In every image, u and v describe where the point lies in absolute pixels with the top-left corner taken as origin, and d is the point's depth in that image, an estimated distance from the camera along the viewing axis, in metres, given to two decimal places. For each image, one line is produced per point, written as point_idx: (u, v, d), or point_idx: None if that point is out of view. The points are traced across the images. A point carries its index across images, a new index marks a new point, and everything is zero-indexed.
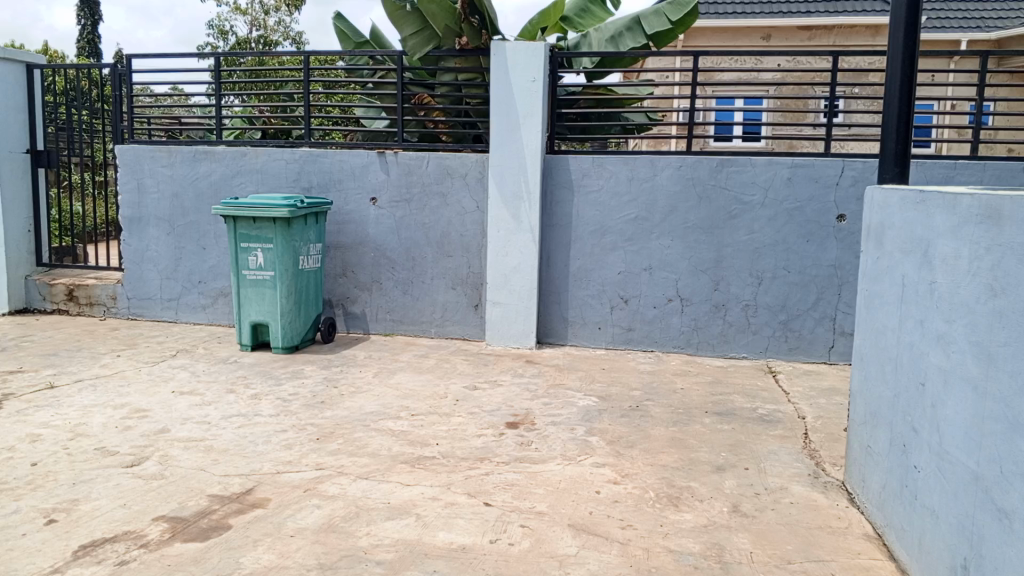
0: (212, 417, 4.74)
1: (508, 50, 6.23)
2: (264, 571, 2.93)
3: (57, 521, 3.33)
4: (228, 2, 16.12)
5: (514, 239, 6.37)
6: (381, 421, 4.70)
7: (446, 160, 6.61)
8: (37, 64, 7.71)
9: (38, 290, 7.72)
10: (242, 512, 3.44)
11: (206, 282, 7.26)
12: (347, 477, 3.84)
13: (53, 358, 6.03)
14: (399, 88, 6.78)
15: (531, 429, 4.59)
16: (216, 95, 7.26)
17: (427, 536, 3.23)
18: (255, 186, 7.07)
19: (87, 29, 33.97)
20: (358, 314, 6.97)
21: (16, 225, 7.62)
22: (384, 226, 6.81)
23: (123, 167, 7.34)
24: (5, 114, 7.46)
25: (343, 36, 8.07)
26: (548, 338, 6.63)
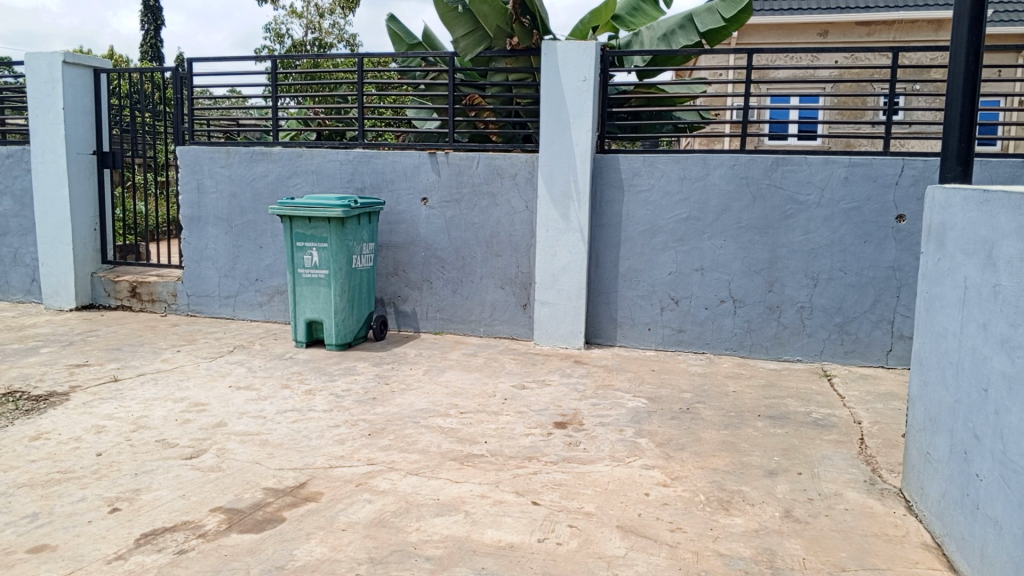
0: (267, 411, 4.85)
1: (559, 50, 6.22)
2: (317, 563, 2.99)
3: (120, 510, 3.45)
4: (284, 6, 16.46)
5: (564, 239, 6.36)
6: (431, 418, 4.75)
7: (496, 160, 6.63)
8: (104, 68, 7.99)
9: (102, 287, 8.00)
10: (295, 505, 3.51)
11: (262, 280, 7.42)
12: (397, 473, 3.89)
13: (117, 353, 6.25)
14: (451, 88, 6.82)
15: (579, 429, 4.59)
16: (273, 97, 7.42)
17: (476, 533, 3.25)
18: (310, 187, 7.20)
19: (150, 34, 35.06)
20: (409, 312, 7.05)
21: (82, 223, 7.91)
22: (435, 226, 6.87)
23: (184, 167, 7.56)
24: (74, 117, 7.75)
25: (397, 38, 8.19)
26: (596, 339, 6.61)
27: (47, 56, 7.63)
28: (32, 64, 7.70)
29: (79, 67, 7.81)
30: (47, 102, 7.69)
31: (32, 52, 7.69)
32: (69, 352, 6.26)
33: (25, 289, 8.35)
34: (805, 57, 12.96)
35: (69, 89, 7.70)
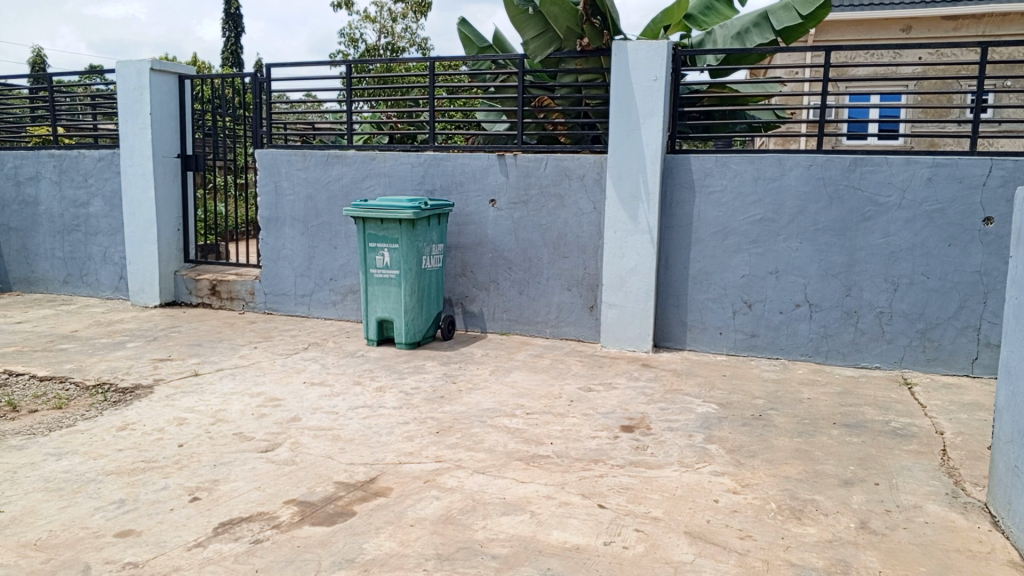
0: (339, 407, 4.97)
1: (630, 50, 6.18)
2: (385, 557, 3.05)
3: (200, 499, 3.59)
4: (358, 11, 16.78)
5: (633, 240, 6.31)
6: (497, 418, 4.78)
7: (564, 161, 6.63)
8: (188, 75, 8.32)
9: (185, 285, 8.33)
10: (365, 499, 3.58)
11: (336, 280, 7.60)
12: (464, 470, 3.93)
13: (198, 348, 6.50)
14: (519, 90, 6.84)
15: (646, 433, 4.54)
16: (347, 101, 7.60)
17: (542, 533, 3.25)
18: (382, 190, 7.33)
19: (231, 41, 36.31)
20: (476, 312, 7.12)
21: (166, 224, 8.25)
22: (503, 227, 6.91)
23: (262, 170, 7.81)
24: (160, 122, 8.10)
25: (468, 41, 8.27)
26: (666, 342, 6.54)
27: (136, 63, 8.00)
28: (122, 72, 8.08)
29: (165, 73, 8.16)
30: (136, 108, 8.05)
31: (123, 60, 8.06)
32: (154, 347, 6.53)
33: (114, 286, 8.77)
34: (886, 54, 12.54)
35: (156, 95, 8.04)
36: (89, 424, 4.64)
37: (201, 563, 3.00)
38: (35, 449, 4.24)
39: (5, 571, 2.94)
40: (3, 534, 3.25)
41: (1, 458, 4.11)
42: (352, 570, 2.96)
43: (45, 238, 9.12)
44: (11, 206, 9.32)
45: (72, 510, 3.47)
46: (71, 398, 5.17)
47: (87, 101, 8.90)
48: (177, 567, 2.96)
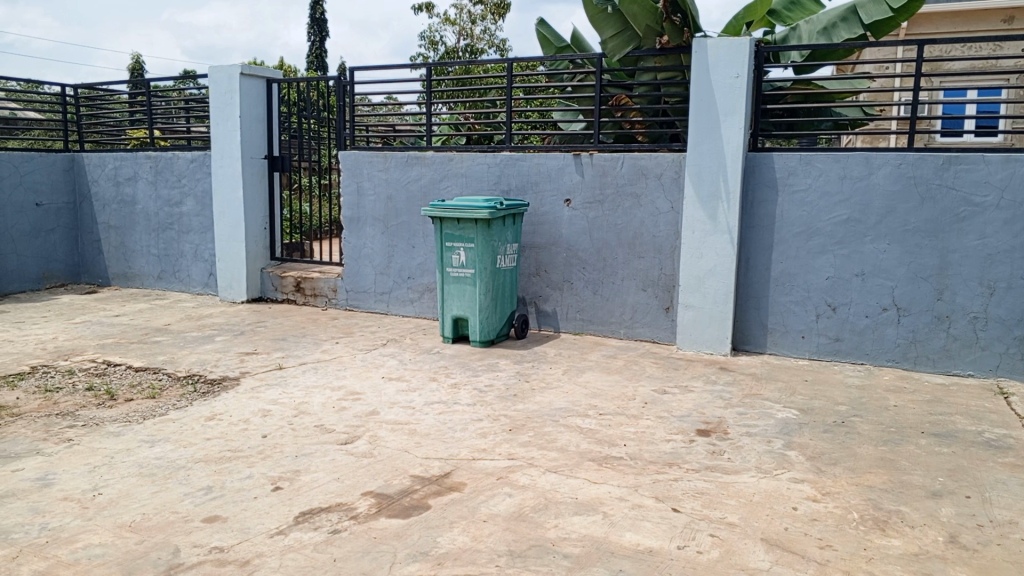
0: (415, 402, 5.06)
1: (710, 47, 6.08)
2: (459, 552, 3.09)
3: (282, 488, 3.72)
4: (438, 14, 17.03)
5: (712, 241, 6.20)
6: (569, 418, 4.78)
7: (641, 160, 6.56)
8: (275, 79, 8.62)
9: (271, 281, 8.63)
10: (439, 494, 3.64)
11: (413, 279, 7.73)
12: (536, 469, 3.95)
13: (282, 343, 6.73)
14: (597, 89, 6.79)
15: (723, 437, 4.46)
16: (426, 102, 7.73)
17: (614, 535, 3.24)
18: (459, 190, 7.42)
19: (315, 46, 37.37)
20: (550, 312, 7.13)
21: (254, 223, 8.56)
22: (577, 227, 6.90)
23: (345, 171, 8.03)
24: (249, 124, 8.41)
25: (546, 41, 8.29)
26: (745, 345, 6.41)
27: (227, 68, 8.32)
28: (214, 77, 8.41)
29: (254, 77, 8.46)
30: (226, 111, 8.38)
31: (215, 65, 8.39)
32: (241, 341, 6.80)
33: (204, 282, 9.15)
34: (984, 47, 11.93)
35: (245, 99, 8.36)
36: (181, 414, 4.86)
37: (283, 550, 3.11)
38: (131, 436, 4.48)
39: (104, 550, 3.12)
40: (102, 515, 3.44)
41: (101, 444, 4.35)
42: (427, 562, 3.01)
43: (142, 236, 9.60)
44: (111, 205, 9.85)
45: (164, 494, 3.65)
46: (164, 388, 5.43)
47: (181, 105, 9.30)
48: (261, 553, 3.08)
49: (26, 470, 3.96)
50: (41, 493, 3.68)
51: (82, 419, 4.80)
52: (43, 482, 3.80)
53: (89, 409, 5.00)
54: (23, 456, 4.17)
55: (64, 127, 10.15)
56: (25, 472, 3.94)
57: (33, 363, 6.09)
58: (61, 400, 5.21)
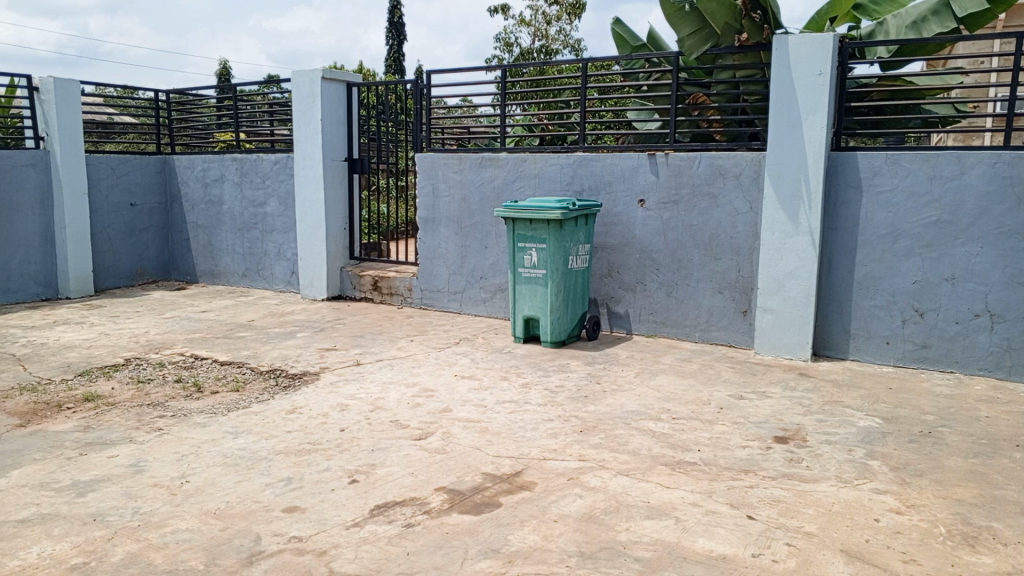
0: (487, 401, 5.10)
1: (792, 44, 5.92)
2: (529, 550, 3.11)
3: (358, 481, 3.81)
4: (514, 15, 17.15)
5: (792, 242, 6.04)
6: (642, 421, 4.73)
7: (718, 160, 6.44)
8: (354, 82, 8.83)
9: (349, 280, 8.85)
10: (510, 492, 3.67)
11: (486, 278, 7.80)
12: (608, 471, 3.93)
13: (360, 340, 6.89)
14: (673, 89, 6.69)
15: (802, 445, 4.34)
16: (501, 104, 7.77)
17: (687, 540, 3.19)
18: (532, 191, 7.45)
19: (394, 50, 38.14)
20: (622, 314, 7.09)
21: (334, 223, 8.79)
22: (651, 228, 6.83)
23: (422, 173, 8.15)
24: (330, 127, 8.64)
25: (621, 40, 8.23)
26: (826, 351, 6.23)
27: (309, 73, 8.56)
28: (297, 81, 8.67)
29: (335, 81, 8.69)
30: (308, 114, 8.63)
31: (298, 70, 8.65)
32: (320, 338, 6.99)
33: (286, 280, 9.46)
34: None
35: (326, 102, 8.60)
36: (263, 406, 5.04)
37: (358, 541, 3.19)
38: (216, 427, 4.67)
39: (190, 535, 3.26)
40: (189, 502, 3.60)
41: (189, 434, 4.55)
42: (497, 559, 3.04)
43: (228, 236, 9.98)
44: (199, 206, 10.27)
45: (246, 484, 3.80)
46: (247, 382, 5.64)
47: (265, 109, 9.63)
48: (337, 544, 3.16)
49: (120, 457, 4.17)
50: (134, 479, 3.87)
51: (171, 410, 5.02)
52: (135, 469, 4.00)
53: (178, 400, 5.24)
54: (118, 444, 4.40)
55: (157, 131, 10.64)
56: (120, 458, 4.16)
57: (127, 355, 6.41)
58: (152, 390, 5.47)
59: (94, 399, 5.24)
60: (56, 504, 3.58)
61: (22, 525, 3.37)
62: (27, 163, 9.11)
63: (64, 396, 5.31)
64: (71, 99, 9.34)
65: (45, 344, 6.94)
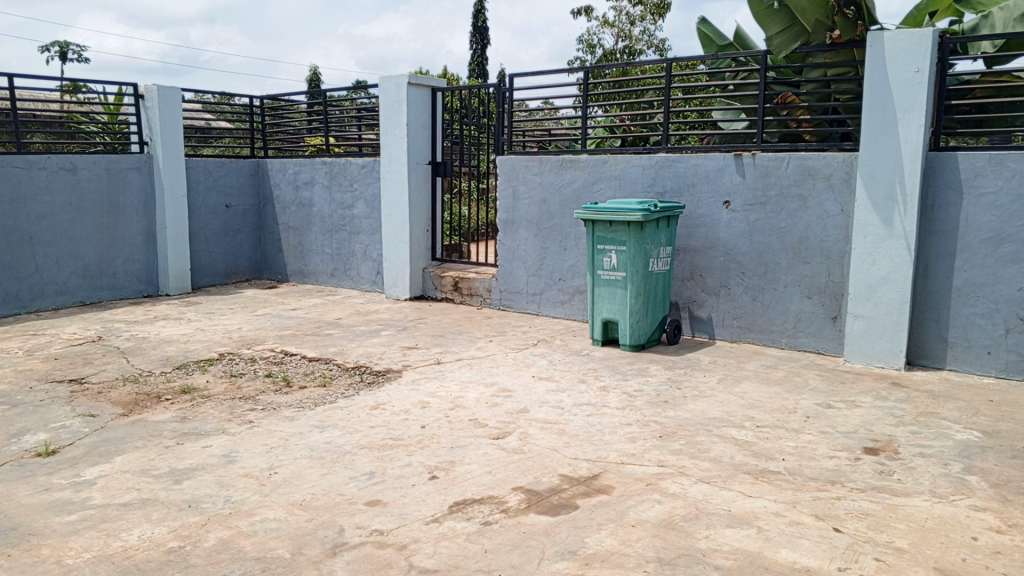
0: (565, 403, 5.10)
1: (888, 40, 5.70)
2: (607, 554, 3.09)
3: (438, 477, 3.88)
4: (597, 17, 17.10)
5: (886, 246, 5.81)
6: (724, 428, 4.64)
7: (808, 160, 6.25)
8: (439, 87, 8.99)
9: (431, 280, 9.00)
10: (588, 494, 3.66)
11: (565, 281, 7.79)
12: (687, 478, 3.87)
13: (440, 339, 7.00)
14: (760, 87, 6.54)
15: (893, 457, 4.17)
16: (583, 106, 7.75)
17: (769, 551, 3.12)
18: (613, 192, 7.40)
19: (477, 54, 38.56)
20: (705, 318, 6.96)
21: (417, 224, 8.96)
22: (737, 230, 6.69)
23: (503, 175, 8.22)
24: (414, 130, 8.80)
25: (707, 39, 8.09)
26: (921, 359, 5.96)
27: (395, 78, 8.75)
28: (384, 86, 8.88)
29: (420, 86, 8.86)
30: (394, 118, 8.83)
31: (385, 75, 8.86)
32: (403, 337, 7.13)
33: (372, 280, 9.70)
34: None
35: (412, 106, 8.77)
36: (348, 402, 5.19)
37: (437, 537, 3.24)
38: (304, 420, 4.83)
39: (278, 524, 3.39)
40: (277, 492, 3.74)
41: (278, 427, 4.73)
42: (574, 561, 3.04)
43: (317, 237, 10.31)
44: (290, 207, 10.64)
45: (332, 476, 3.91)
46: (333, 377, 5.82)
47: (353, 113, 9.89)
48: (416, 539, 3.23)
49: (213, 447, 4.37)
50: (226, 468, 4.05)
51: (261, 403, 5.23)
52: (227, 459, 4.19)
53: (268, 394, 5.44)
54: (212, 434, 4.61)
55: (251, 136, 11.06)
56: (213, 448, 4.35)
57: (222, 350, 6.70)
58: (244, 384, 5.71)
59: (190, 391, 5.50)
60: (156, 490, 3.78)
61: (124, 508, 3.57)
62: (132, 167, 9.62)
63: (164, 388, 5.61)
64: (172, 106, 9.82)
65: (147, 338, 7.34)
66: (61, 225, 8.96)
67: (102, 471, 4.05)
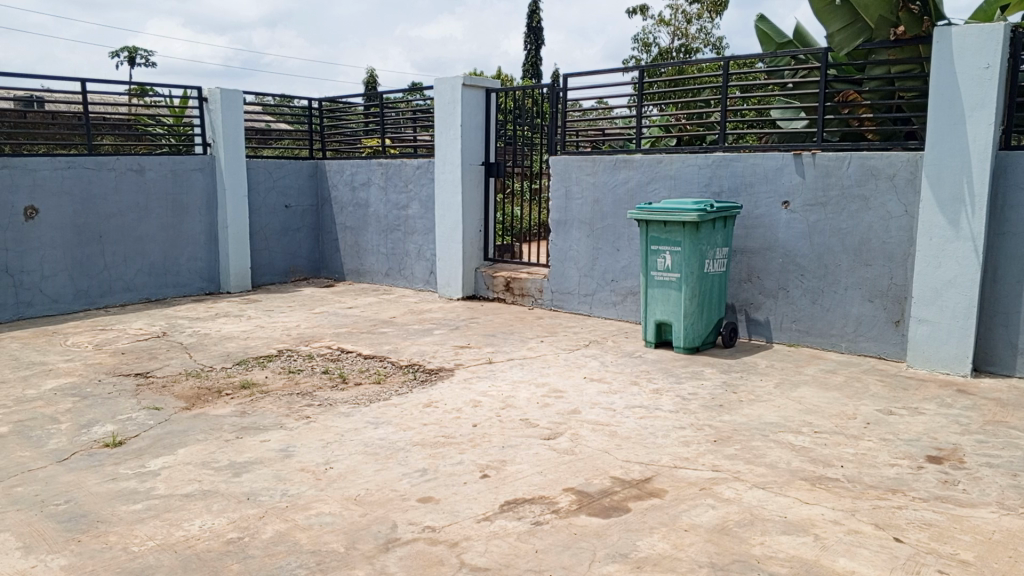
0: (617, 405, 5.08)
1: (956, 35, 5.51)
2: (658, 557, 3.07)
3: (489, 476, 3.90)
4: (653, 15, 16.94)
5: (952, 248, 5.62)
6: (780, 433, 4.55)
7: (871, 160, 6.09)
8: (493, 88, 9.02)
9: (483, 280, 9.05)
10: (640, 497, 3.64)
11: (618, 282, 7.75)
12: (742, 483, 3.81)
13: (493, 339, 7.03)
14: (821, 86, 6.39)
15: (958, 467, 4.04)
16: (637, 105, 7.68)
17: (826, 559, 3.05)
18: (668, 192, 7.32)
19: (532, 54, 38.55)
20: (762, 321, 6.84)
21: (470, 224, 9.02)
22: (796, 232, 6.55)
23: (555, 175, 8.21)
24: (469, 131, 8.86)
25: (766, 37, 7.96)
26: (989, 366, 5.76)
27: (450, 79, 8.82)
28: (439, 88, 8.96)
29: (474, 88, 8.91)
30: (449, 119, 8.90)
31: (440, 77, 8.93)
32: (455, 336, 7.18)
33: (426, 280, 9.81)
34: None
35: (466, 107, 8.83)
36: (402, 399, 5.25)
37: (489, 535, 3.26)
38: (359, 416, 4.92)
39: (333, 518, 3.45)
40: (332, 487, 3.81)
41: (333, 422, 4.82)
42: (625, 564, 3.02)
43: (372, 237, 10.46)
44: (347, 208, 10.82)
45: (385, 472, 3.97)
46: (388, 375, 5.90)
47: (408, 115, 10.01)
48: (468, 537, 3.25)
49: (272, 442, 4.48)
50: (284, 462, 4.15)
51: (318, 399, 5.34)
52: (285, 453, 4.28)
53: (325, 391, 5.55)
54: (270, 429, 4.72)
55: (309, 138, 11.28)
56: (271, 443, 4.46)
57: (280, 347, 6.86)
58: (302, 380, 5.83)
59: (250, 387, 5.64)
60: (216, 482, 3.89)
61: (186, 498, 3.69)
62: (196, 168, 9.92)
63: (225, 383, 5.76)
64: (234, 108, 10.07)
65: (209, 334, 7.55)
66: (128, 224, 9.28)
67: (165, 462, 4.19)
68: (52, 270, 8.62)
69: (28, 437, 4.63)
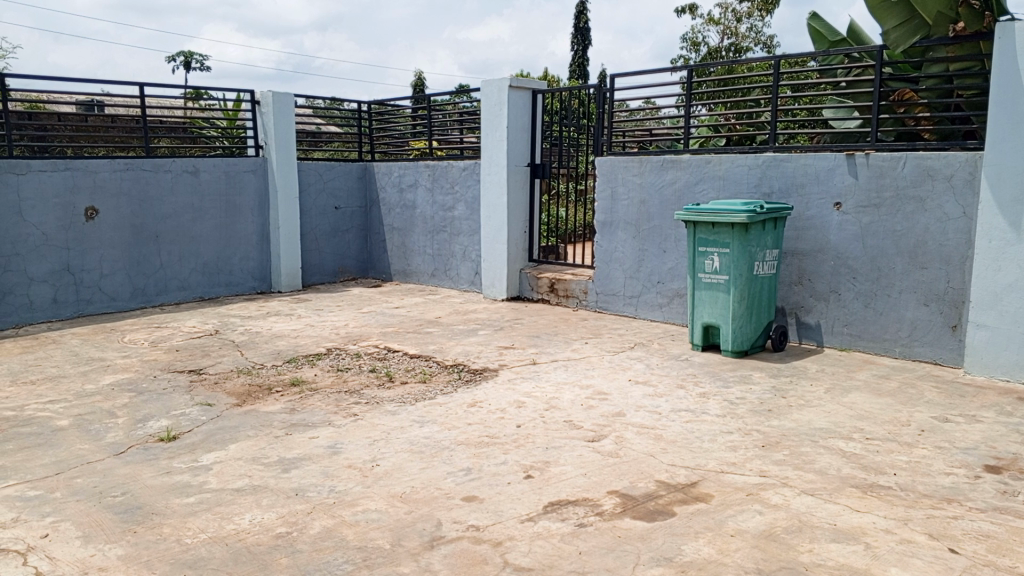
0: (662, 408, 5.03)
1: (1019, 31, 5.32)
2: (703, 562, 3.04)
3: (534, 477, 3.90)
4: (702, 15, 16.76)
5: (1014, 251, 5.43)
6: (831, 439, 4.46)
7: (927, 160, 5.93)
8: (540, 89, 9.02)
9: (528, 281, 9.06)
10: (685, 502, 3.60)
11: (664, 283, 7.68)
12: (791, 489, 3.75)
13: (537, 340, 7.03)
14: (876, 84, 6.24)
15: (1018, 477, 3.90)
16: (685, 105, 7.60)
17: (877, 569, 2.98)
18: (717, 193, 7.24)
19: (579, 55, 38.45)
20: (813, 324, 6.72)
21: (515, 225, 9.04)
22: (848, 233, 6.41)
23: (601, 176, 8.19)
24: (515, 132, 8.88)
25: (818, 36, 7.82)
26: None
27: (497, 81, 8.86)
28: (486, 90, 9.00)
29: (521, 89, 8.93)
30: (495, 120, 8.93)
31: (487, 79, 8.97)
32: (500, 336, 7.21)
33: (471, 280, 9.86)
34: None
35: (513, 108, 8.85)
36: (447, 399, 5.29)
37: (532, 536, 3.27)
38: (405, 415, 4.97)
39: (379, 515, 3.49)
40: (378, 484, 3.86)
41: (380, 420, 4.88)
42: (670, 568, 3.00)
43: (419, 238, 10.55)
44: (394, 209, 10.94)
45: (430, 471, 4.01)
46: (433, 374, 5.95)
47: (456, 117, 10.08)
48: (511, 536, 3.26)
49: (320, 438, 4.55)
50: (331, 459, 4.21)
51: (365, 397, 5.41)
52: (332, 450, 4.35)
53: (372, 389, 5.62)
54: (318, 426, 4.80)
55: (359, 140, 11.44)
56: (319, 439, 4.53)
57: (329, 346, 6.97)
58: (350, 378, 5.92)
59: (299, 384, 5.75)
60: (266, 477, 3.97)
61: (236, 493, 3.77)
62: (248, 169, 10.13)
63: (275, 380, 5.88)
64: (286, 111, 10.26)
65: (260, 332, 7.71)
66: (183, 225, 9.53)
67: (217, 457, 4.30)
68: (111, 269, 8.90)
69: (87, 430, 4.79)
